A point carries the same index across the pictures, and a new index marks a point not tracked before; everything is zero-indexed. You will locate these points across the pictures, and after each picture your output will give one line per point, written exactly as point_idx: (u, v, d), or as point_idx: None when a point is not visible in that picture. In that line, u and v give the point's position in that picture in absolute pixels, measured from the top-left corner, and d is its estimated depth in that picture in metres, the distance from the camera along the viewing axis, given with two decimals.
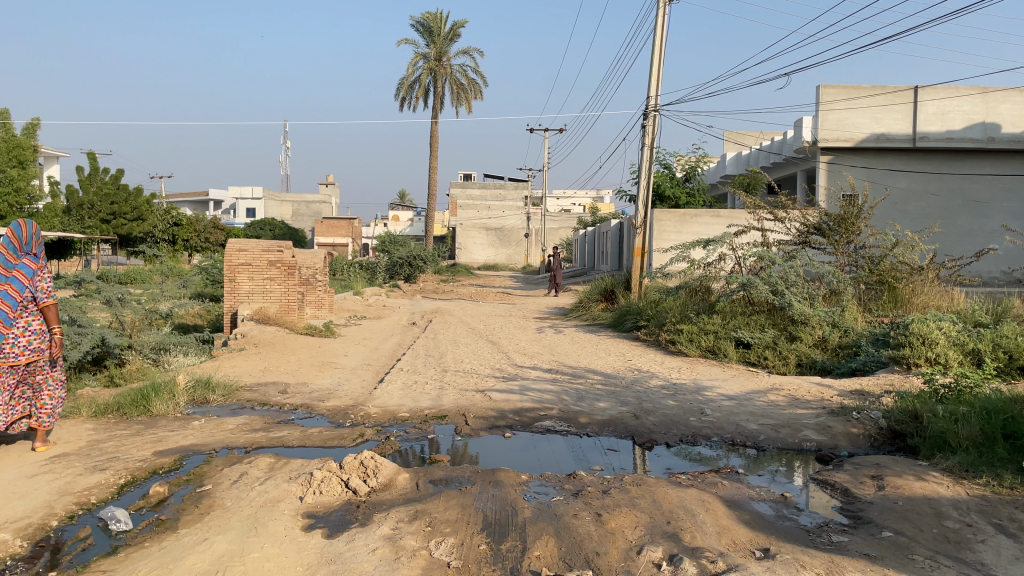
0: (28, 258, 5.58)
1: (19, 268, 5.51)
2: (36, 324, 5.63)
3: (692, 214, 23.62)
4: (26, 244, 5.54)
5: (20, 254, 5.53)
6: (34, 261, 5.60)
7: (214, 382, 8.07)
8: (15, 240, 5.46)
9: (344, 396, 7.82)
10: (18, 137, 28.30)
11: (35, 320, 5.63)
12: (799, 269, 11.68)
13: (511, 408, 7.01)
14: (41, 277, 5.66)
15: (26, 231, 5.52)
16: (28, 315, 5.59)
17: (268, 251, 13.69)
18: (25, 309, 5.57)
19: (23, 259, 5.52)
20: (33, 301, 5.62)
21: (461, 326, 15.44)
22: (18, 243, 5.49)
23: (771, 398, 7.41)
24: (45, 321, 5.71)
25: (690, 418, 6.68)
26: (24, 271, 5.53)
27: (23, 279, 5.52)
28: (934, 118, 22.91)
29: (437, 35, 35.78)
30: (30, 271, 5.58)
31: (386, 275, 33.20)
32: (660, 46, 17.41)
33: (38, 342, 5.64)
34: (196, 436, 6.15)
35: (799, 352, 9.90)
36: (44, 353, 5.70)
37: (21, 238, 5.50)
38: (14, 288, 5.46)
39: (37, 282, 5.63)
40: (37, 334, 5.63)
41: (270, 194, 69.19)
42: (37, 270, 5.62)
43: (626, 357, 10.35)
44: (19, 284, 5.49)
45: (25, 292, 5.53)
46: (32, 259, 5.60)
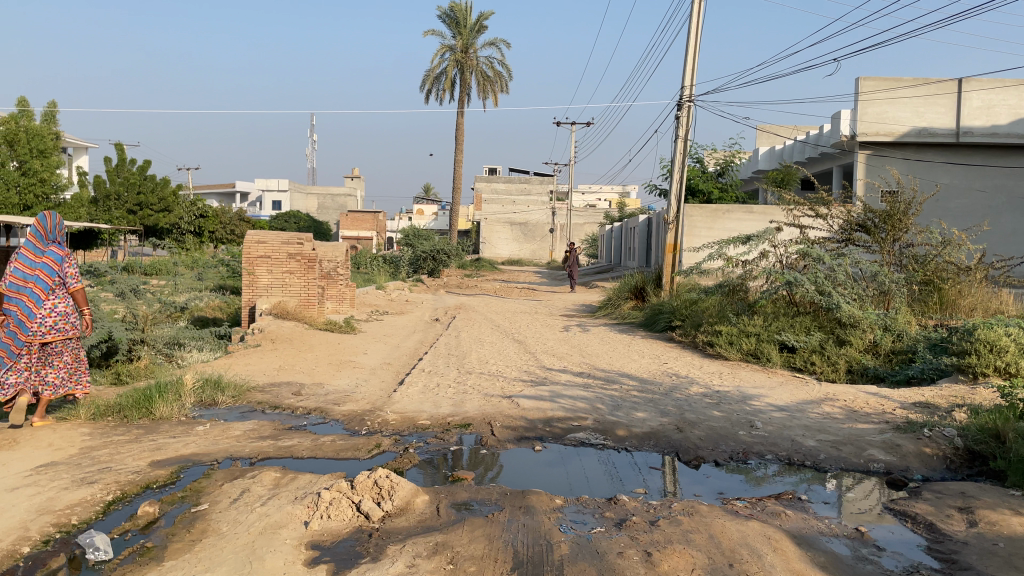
0: (55, 248, 6.15)
1: (47, 255, 6.09)
2: (62, 305, 6.12)
3: (725, 210, 22.86)
4: (52, 235, 6.13)
5: (48, 243, 6.11)
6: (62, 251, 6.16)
7: (224, 382, 7.57)
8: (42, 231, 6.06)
9: (360, 400, 7.28)
10: (39, 126, 28.14)
11: (61, 304, 6.12)
12: (847, 268, 10.93)
13: (541, 417, 6.43)
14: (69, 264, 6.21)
15: (53, 223, 6.11)
16: (56, 297, 6.10)
17: (288, 243, 13.18)
18: (53, 292, 6.09)
19: (49, 249, 6.07)
20: (60, 286, 6.14)
21: (486, 323, 14.88)
22: (45, 233, 6.07)
23: (826, 410, 6.77)
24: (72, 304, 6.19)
25: (739, 432, 6.06)
26: (52, 259, 6.09)
27: (51, 266, 6.07)
28: (980, 111, 22.06)
29: (464, 26, 35.21)
30: (58, 259, 6.12)
31: (410, 269, 32.77)
32: (696, 32, 16.72)
33: (63, 323, 6.11)
34: (198, 443, 5.64)
35: (849, 358, 9.18)
36: (69, 333, 6.16)
37: (48, 230, 6.11)
38: (41, 274, 6.01)
39: (64, 268, 6.16)
40: (63, 316, 6.11)
41: (296, 187, 69.33)
42: (64, 259, 6.15)
43: (662, 359, 9.74)
44: (46, 271, 6.04)
45: (51, 276, 6.06)
46: (59, 249, 6.17)
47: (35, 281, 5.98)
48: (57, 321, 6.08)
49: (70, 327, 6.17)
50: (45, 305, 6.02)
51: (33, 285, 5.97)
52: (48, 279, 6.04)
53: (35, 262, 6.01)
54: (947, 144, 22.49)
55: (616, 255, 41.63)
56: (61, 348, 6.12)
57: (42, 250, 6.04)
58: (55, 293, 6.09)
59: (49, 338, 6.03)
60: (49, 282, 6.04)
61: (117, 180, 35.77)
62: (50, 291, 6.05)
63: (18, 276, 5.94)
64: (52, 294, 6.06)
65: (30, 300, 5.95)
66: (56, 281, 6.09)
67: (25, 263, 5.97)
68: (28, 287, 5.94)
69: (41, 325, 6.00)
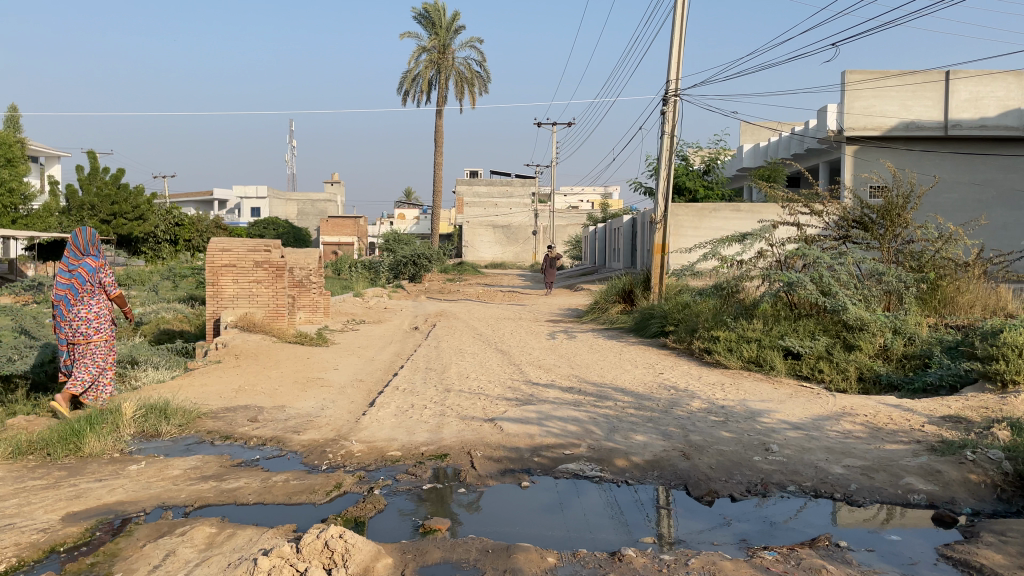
0: (90, 259, 6.94)
1: (81, 266, 6.90)
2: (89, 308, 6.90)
3: (711, 208, 22.22)
4: (86, 249, 6.93)
5: (83, 256, 6.93)
6: (95, 261, 6.93)
7: (172, 408, 6.72)
8: (74, 245, 6.91)
9: (325, 425, 6.47)
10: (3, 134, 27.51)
11: (91, 308, 6.90)
12: (851, 266, 10.23)
13: (529, 445, 5.64)
14: (101, 272, 7.03)
15: (86, 238, 6.93)
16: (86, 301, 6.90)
17: (255, 251, 12.34)
18: (85, 297, 6.90)
19: (81, 261, 6.87)
20: (90, 293, 6.91)
21: (467, 332, 14.09)
22: (77, 246, 6.91)
23: (846, 427, 6.04)
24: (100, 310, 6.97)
25: (754, 457, 5.32)
26: (85, 269, 6.90)
27: (84, 275, 6.89)
28: (967, 104, 21.49)
29: (440, 27, 34.46)
30: (89, 269, 6.91)
31: (390, 274, 31.85)
32: (681, 23, 16.06)
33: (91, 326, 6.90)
34: (126, 489, 4.81)
35: (860, 364, 8.47)
36: (95, 334, 6.94)
37: (82, 243, 6.93)
38: (74, 283, 6.84)
39: (95, 276, 6.95)
40: (91, 319, 6.90)
41: (275, 193, 68.29)
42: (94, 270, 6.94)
43: (656, 370, 8.99)
44: (79, 280, 6.88)
45: (83, 283, 6.88)
46: (93, 260, 6.95)
47: (70, 287, 6.84)
48: (82, 325, 6.87)
49: (96, 331, 6.94)
50: (77, 309, 6.84)
51: (65, 291, 6.81)
52: (81, 285, 6.85)
53: (71, 272, 6.85)
54: (934, 137, 21.97)
55: (601, 257, 40.98)
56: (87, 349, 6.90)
57: (76, 261, 6.86)
58: (84, 299, 6.88)
59: (75, 340, 6.84)
60: (80, 289, 6.86)
61: (91, 190, 34.71)
62: (80, 297, 6.87)
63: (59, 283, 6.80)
64: (82, 301, 6.87)
65: (65, 305, 6.80)
66: (85, 289, 6.87)
67: (63, 273, 6.82)
68: (65, 293, 6.80)
69: (72, 327, 6.84)
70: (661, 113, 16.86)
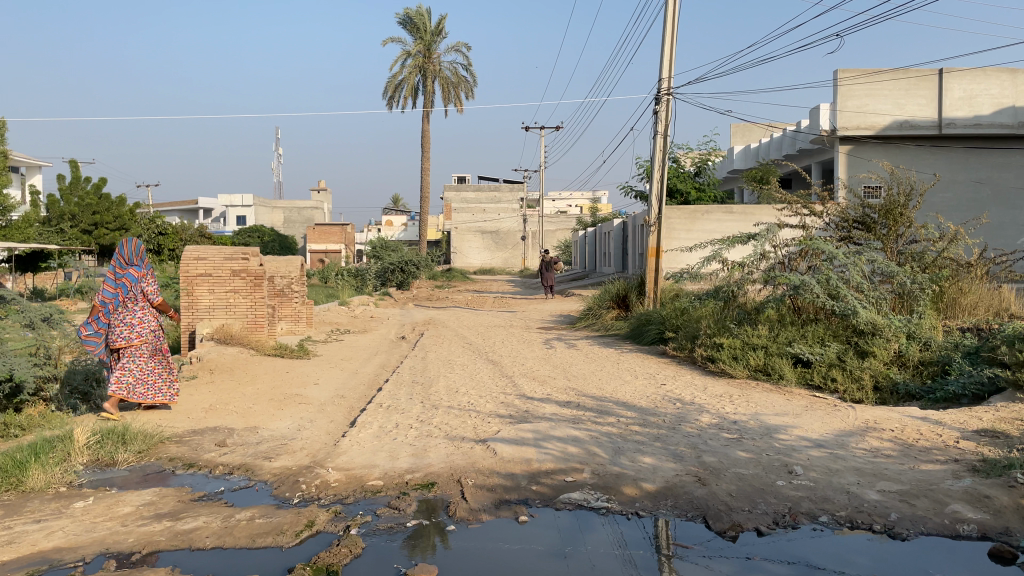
0: (135, 269, 7.09)
1: (127, 275, 7.06)
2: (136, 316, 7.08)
3: (704, 211, 21.76)
4: (131, 259, 7.06)
5: (128, 266, 7.07)
6: (140, 270, 7.05)
7: (130, 433, 6.08)
8: (120, 255, 7.05)
9: (301, 450, 5.88)
10: None
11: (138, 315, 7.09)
12: (861, 267, 9.68)
13: (526, 471, 5.06)
14: (147, 282, 7.15)
15: (131, 249, 7.04)
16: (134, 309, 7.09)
17: (232, 260, 11.70)
18: (131, 304, 7.07)
19: (125, 271, 7.01)
20: (137, 300, 7.08)
21: (456, 341, 13.52)
22: (124, 256, 7.05)
23: (873, 444, 5.51)
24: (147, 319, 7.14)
25: (777, 482, 4.76)
26: (130, 278, 7.05)
27: (130, 284, 7.05)
28: (961, 102, 21.12)
29: (424, 31, 33.94)
30: (135, 279, 7.07)
31: (377, 281, 31.25)
32: (673, 20, 15.56)
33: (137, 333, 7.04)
34: (66, 532, 4.18)
35: (875, 372, 7.95)
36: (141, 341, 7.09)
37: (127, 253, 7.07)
38: (122, 291, 7.02)
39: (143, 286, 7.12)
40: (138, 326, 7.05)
41: (260, 201, 67.50)
42: (143, 280, 7.12)
43: (658, 381, 8.44)
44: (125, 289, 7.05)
45: (129, 292, 7.05)
46: (140, 271, 7.10)
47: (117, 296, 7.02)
48: (126, 329, 7.00)
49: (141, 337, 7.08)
50: (124, 317, 7.02)
51: (111, 297, 6.99)
52: (126, 294, 7.03)
53: (116, 280, 7.02)
54: (928, 137, 21.59)
55: (591, 262, 40.52)
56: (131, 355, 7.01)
57: (121, 271, 7.02)
58: (129, 305, 7.05)
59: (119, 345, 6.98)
60: (125, 297, 7.04)
61: (72, 200, 33.84)
62: (125, 304, 7.04)
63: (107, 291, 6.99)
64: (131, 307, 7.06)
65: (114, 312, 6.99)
66: (134, 297, 7.05)
67: (111, 283, 7.00)
68: (113, 300, 6.99)
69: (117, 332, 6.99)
70: (653, 112, 16.36)
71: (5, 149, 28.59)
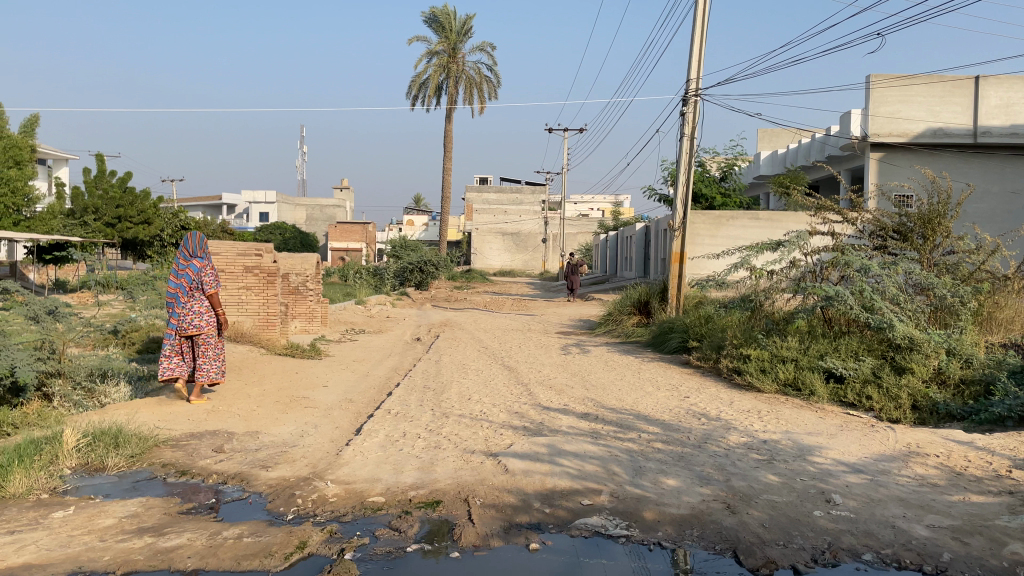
0: (198, 261, 7.34)
1: (190, 266, 7.32)
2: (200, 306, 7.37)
3: (729, 216, 21.27)
4: (195, 252, 7.32)
5: (192, 258, 7.34)
6: (200, 262, 7.29)
7: (124, 435, 5.78)
8: (184, 249, 7.35)
9: (302, 459, 5.54)
10: (15, 137, 27.02)
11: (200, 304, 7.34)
12: (899, 277, 9.16)
13: (538, 490, 4.67)
14: (207, 274, 7.37)
15: (195, 241, 7.34)
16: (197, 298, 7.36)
17: (245, 255, 11.42)
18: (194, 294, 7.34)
19: (188, 263, 7.27)
20: (198, 291, 7.33)
21: (472, 344, 13.17)
22: (187, 250, 7.32)
23: (918, 472, 5.07)
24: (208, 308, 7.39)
25: (814, 512, 4.34)
26: (192, 270, 7.30)
27: (192, 275, 7.31)
28: (998, 110, 20.48)
29: (449, 31, 33.70)
30: (196, 270, 7.31)
31: (396, 281, 30.98)
32: (703, 19, 15.11)
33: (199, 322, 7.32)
34: (39, 546, 3.86)
35: (913, 390, 7.46)
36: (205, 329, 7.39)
37: (191, 247, 7.35)
38: (183, 282, 7.27)
39: (202, 277, 7.33)
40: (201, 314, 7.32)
41: (283, 198, 67.69)
42: (203, 272, 7.33)
43: (681, 393, 8.02)
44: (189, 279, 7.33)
45: (190, 283, 7.30)
46: (201, 262, 7.35)
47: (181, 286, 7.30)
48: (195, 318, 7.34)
49: (205, 324, 7.41)
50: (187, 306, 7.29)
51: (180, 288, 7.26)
52: (188, 285, 7.27)
53: (180, 272, 7.30)
54: (963, 146, 20.95)
55: (612, 266, 40.00)
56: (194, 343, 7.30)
57: (184, 262, 7.28)
58: (195, 295, 7.34)
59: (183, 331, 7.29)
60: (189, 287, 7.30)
61: (97, 193, 33.87)
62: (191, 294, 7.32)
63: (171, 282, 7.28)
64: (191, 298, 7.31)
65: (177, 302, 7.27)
66: (194, 288, 7.26)
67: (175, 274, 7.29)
68: (176, 291, 7.24)
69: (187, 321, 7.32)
70: (680, 114, 15.93)
71: (32, 141, 28.70)
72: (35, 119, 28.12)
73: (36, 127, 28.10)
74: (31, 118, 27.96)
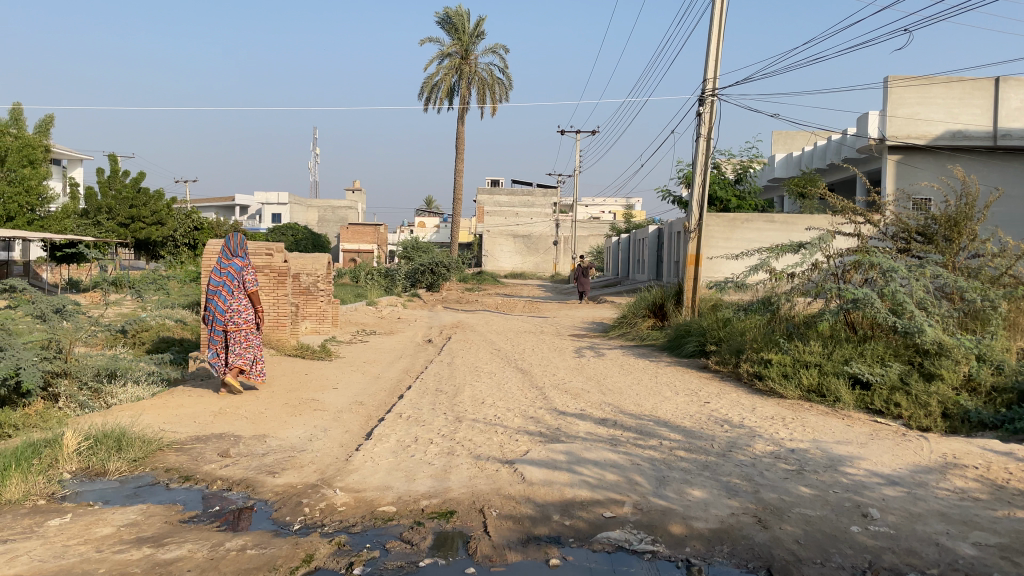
0: (238, 259, 7.70)
1: (231, 264, 7.67)
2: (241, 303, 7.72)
3: (744, 219, 20.97)
4: (236, 250, 7.67)
5: (233, 257, 7.69)
6: (240, 261, 7.62)
7: (126, 439, 5.58)
8: (226, 247, 7.68)
9: (310, 464, 5.33)
10: (29, 137, 26.99)
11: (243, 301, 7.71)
12: (927, 280, 8.84)
13: (557, 501, 4.44)
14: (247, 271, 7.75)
15: (235, 241, 7.68)
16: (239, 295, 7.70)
17: (255, 255, 11.13)
18: (236, 291, 7.70)
19: (231, 261, 7.63)
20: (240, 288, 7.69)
21: (484, 346, 12.95)
22: (229, 249, 7.67)
23: (958, 485, 4.81)
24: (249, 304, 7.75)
25: (851, 528, 4.09)
26: (234, 267, 7.67)
27: (234, 272, 7.66)
28: (1018, 112, 20.14)
29: (462, 32, 33.50)
30: (237, 268, 7.68)
31: (407, 282, 30.78)
32: (720, 18, 14.84)
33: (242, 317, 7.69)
34: (32, 557, 3.66)
35: (943, 398, 7.16)
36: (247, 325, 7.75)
37: (231, 246, 7.69)
38: (227, 280, 7.63)
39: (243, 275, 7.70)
40: (245, 311, 7.69)
41: (295, 199, 67.75)
42: (243, 270, 7.70)
43: (702, 399, 7.76)
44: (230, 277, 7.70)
45: (232, 281, 7.66)
46: (241, 260, 7.70)
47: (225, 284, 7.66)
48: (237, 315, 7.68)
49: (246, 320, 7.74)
50: (232, 302, 7.66)
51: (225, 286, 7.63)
52: (231, 283, 7.64)
53: (222, 270, 7.65)
54: (983, 149, 20.57)
55: (624, 268, 39.69)
56: (238, 338, 7.66)
57: (227, 261, 7.63)
58: (236, 292, 7.68)
59: (230, 328, 7.64)
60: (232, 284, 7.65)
61: (109, 193, 33.82)
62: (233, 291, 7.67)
63: (214, 280, 7.63)
64: (235, 294, 7.68)
65: (223, 298, 7.65)
66: (237, 285, 7.62)
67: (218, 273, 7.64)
68: (220, 289, 7.61)
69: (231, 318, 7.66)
70: (697, 114, 15.65)
71: (46, 141, 28.70)
72: (50, 118, 28.14)
73: (51, 126, 28.13)
74: (46, 118, 27.96)
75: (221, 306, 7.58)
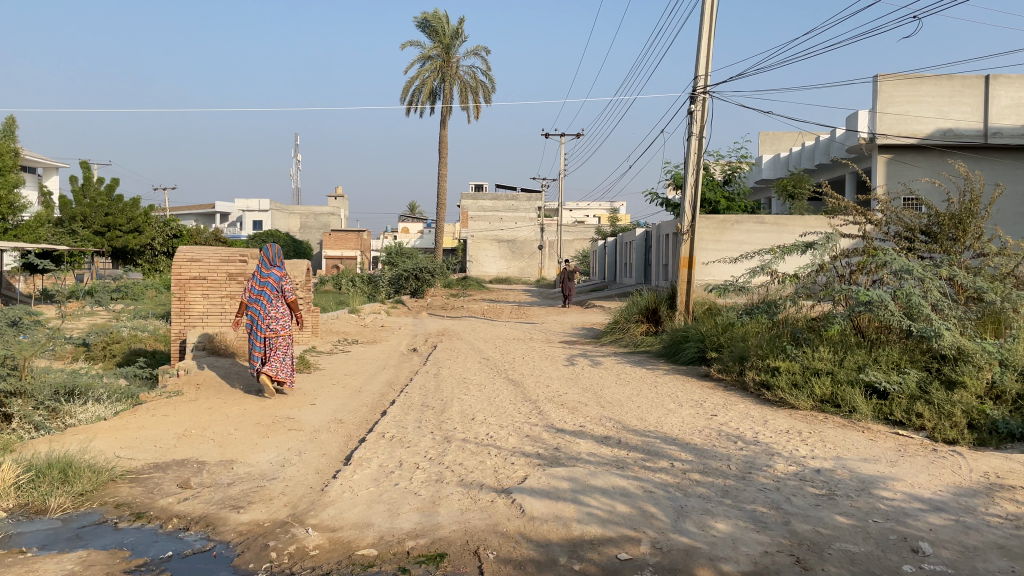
0: (277, 269, 7.89)
1: (270, 274, 7.86)
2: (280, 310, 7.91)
3: (734, 220, 20.54)
4: (275, 260, 7.88)
5: (272, 267, 7.87)
6: (281, 271, 7.82)
7: (75, 469, 4.94)
8: (264, 257, 7.86)
9: (281, 496, 4.73)
10: None
11: (280, 308, 7.89)
12: (942, 281, 8.33)
13: (563, 540, 3.87)
14: (285, 281, 7.97)
15: (274, 251, 7.88)
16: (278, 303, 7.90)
17: (229, 262, 10.62)
18: (275, 299, 7.90)
19: (271, 271, 7.80)
20: (281, 297, 7.91)
21: (472, 355, 12.36)
22: (268, 259, 7.85)
23: (1010, 510, 4.27)
24: (287, 312, 7.97)
25: (904, 568, 3.54)
26: (274, 277, 7.85)
27: (274, 281, 7.86)
28: (1009, 110, 19.86)
29: (442, 34, 32.90)
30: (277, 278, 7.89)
31: (391, 289, 30.09)
32: (712, 14, 14.38)
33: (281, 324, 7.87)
34: None
35: (969, 406, 6.63)
36: (286, 332, 7.96)
37: (270, 255, 7.88)
38: (267, 289, 7.83)
39: (283, 284, 7.92)
40: (281, 319, 7.84)
41: (277, 206, 66.76)
42: (283, 278, 7.89)
43: (708, 411, 7.22)
44: (270, 286, 7.94)
45: (273, 290, 7.86)
46: (280, 269, 7.89)
47: (264, 293, 7.88)
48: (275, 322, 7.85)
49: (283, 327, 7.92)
50: (271, 309, 7.84)
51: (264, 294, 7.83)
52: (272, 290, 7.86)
53: (263, 280, 7.84)
54: (974, 147, 20.25)
55: (611, 272, 39.20)
56: (278, 344, 7.83)
57: (267, 271, 7.81)
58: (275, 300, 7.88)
59: (271, 334, 7.81)
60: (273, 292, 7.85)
61: (84, 200, 32.86)
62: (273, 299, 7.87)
63: (254, 290, 7.84)
64: (274, 302, 7.88)
65: (263, 306, 7.83)
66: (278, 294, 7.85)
67: (257, 283, 7.86)
68: (261, 298, 7.80)
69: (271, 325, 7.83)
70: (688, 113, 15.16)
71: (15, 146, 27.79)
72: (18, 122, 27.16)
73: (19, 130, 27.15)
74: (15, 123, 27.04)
75: (263, 314, 7.76)
